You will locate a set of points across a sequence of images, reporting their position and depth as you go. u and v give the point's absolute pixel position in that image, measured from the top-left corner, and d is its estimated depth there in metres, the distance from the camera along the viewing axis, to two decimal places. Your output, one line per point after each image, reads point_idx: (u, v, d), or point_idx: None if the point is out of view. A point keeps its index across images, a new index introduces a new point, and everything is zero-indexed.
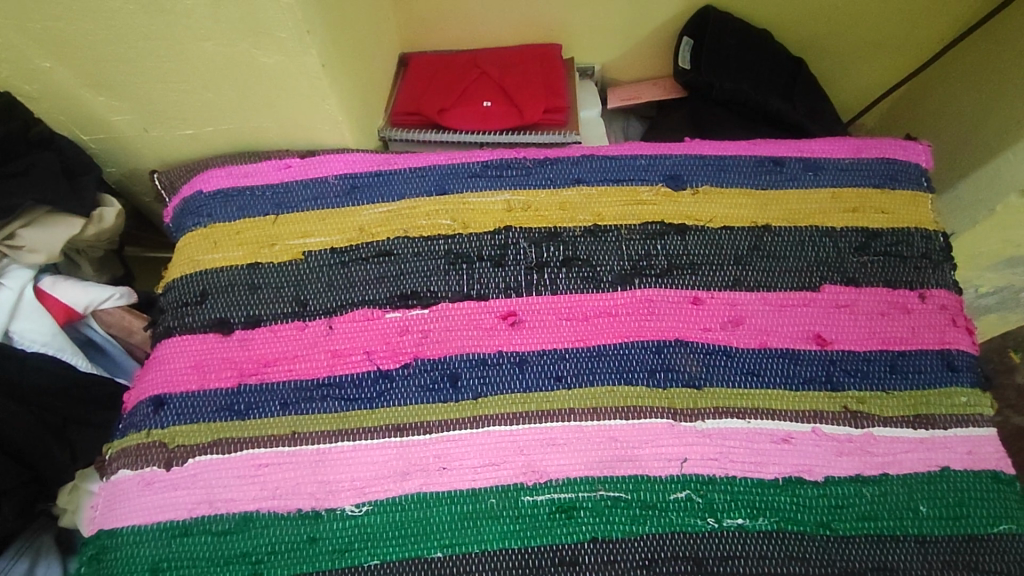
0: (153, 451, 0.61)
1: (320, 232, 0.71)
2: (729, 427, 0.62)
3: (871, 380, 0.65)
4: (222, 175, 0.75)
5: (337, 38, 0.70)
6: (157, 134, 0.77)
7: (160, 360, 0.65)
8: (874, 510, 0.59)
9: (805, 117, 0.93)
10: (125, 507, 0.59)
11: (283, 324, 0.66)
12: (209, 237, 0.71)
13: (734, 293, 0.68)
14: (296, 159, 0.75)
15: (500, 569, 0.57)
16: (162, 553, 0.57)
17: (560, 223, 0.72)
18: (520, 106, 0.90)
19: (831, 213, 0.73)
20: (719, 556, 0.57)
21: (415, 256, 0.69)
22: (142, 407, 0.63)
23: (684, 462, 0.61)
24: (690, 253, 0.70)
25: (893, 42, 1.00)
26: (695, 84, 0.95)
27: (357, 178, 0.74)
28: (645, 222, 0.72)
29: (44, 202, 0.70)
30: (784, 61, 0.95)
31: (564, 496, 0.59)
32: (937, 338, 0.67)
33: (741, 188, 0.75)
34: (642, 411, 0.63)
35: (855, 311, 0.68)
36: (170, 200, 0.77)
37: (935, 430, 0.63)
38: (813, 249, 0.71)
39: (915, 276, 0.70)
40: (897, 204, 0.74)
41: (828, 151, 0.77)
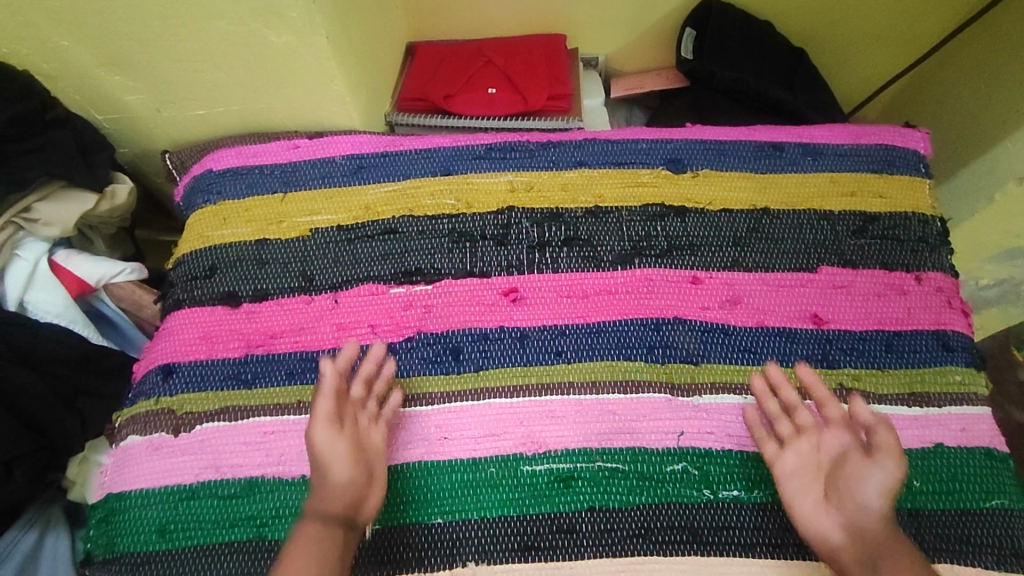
0: (162, 417, 0.62)
1: (327, 210, 0.72)
2: (725, 402, 0.63)
3: (866, 359, 0.66)
4: (232, 154, 0.76)
5: (346, 21, 0.72)
6: (169, 115, 0.79)
7: (170, 331, 0.67)
8: None
9: (806, 107, 0.94)
10: (134, 470, 0.61)
11: (290, 298, 0.67)
12: (219, 214, 0.73)
13: (733, 273, 0.69)
14: (304, 140, 0.77)
15: (500, 536, 0.58)
16: (170, 515, 0.58)
17: (562, 203, 0.73)
18: (524, 93, 0.92)
19: (829, 197, 0.74)
20: (715, 526, 0.58)
21: (420, 234, 0.71)
22: (152, 375, 0.65)
23: (681, 435, 0.62)
24: (690, 234, 0.71)
25: (894, 34, 1.01)
26: (697, 74, 0.97)
27: (363, 158, 0.75)
28: (645, 203, 0.73)
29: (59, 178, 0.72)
30: (785, 52, 0.97)
31: (563, 466, 0.60)
32: (933, 319, 0.68)
33: (740, 172, 0.76)
34: (640, 386, 0.64)
35: (852, 292, 0.69)
36: (181, 178, 0.79)
37: (929, 407, 0.64)
38: (811, 231, 0.72)
39: (912, 258, 0.71)
40: (895, 189, 0.75)
41: (827, 136, 0.78)
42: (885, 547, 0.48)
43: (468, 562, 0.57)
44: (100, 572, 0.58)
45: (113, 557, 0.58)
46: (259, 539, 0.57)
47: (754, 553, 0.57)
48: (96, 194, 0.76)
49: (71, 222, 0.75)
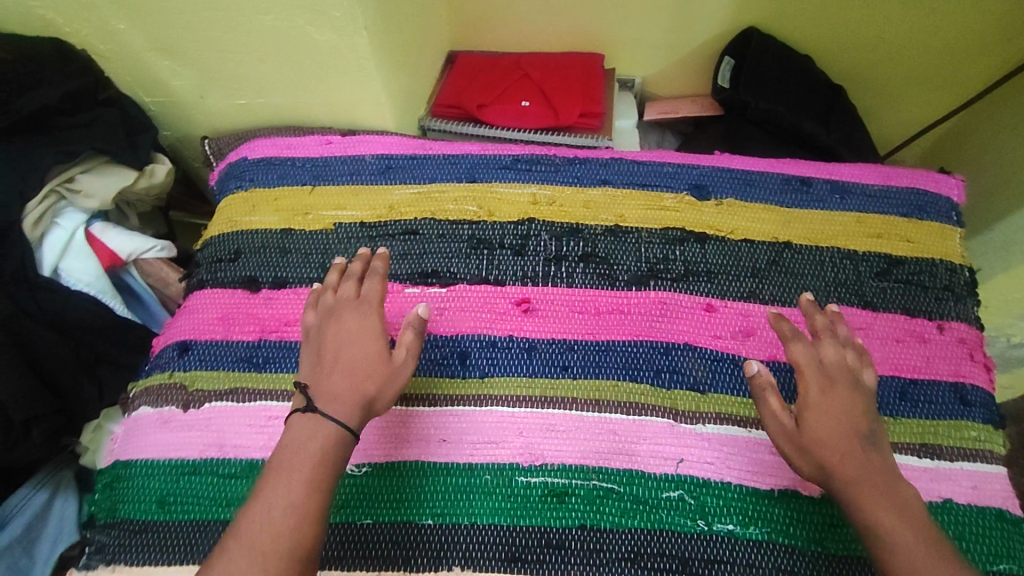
0: (174, 392, 0.64)
1: (352, 207, 0.74)
2: (728, 433, 0.62)
3: (879, 404, 0.64)
4: (268, 145, 0.79)
5: (388, 25, 0.74)
6: (211, 102, 0.82)
7: (190, 310, 0.69)
8: None
9: (840, 145, 0.93)
10: (142, 440, 0.63)
11: (307, 288, 0.69)
12: (248, 200, 0.75)
13: (748, 304, 0.69)
14: (337, 136, 0.79)
15: (488, 544, 0.58)
16: (172, 487, 0.60)
17: (582, 220, 0.73)
18: (557, 107, 0.91)
19: (853, 237, 0.73)
20: (707, 558, 0.57)
21: (440, 238, 0.72)
22: (169, 350, 0.67)
23: (680, 462, 0.61)
24: (708, 262, 0.71)
25: (937, 79, 0.99)
26: (731, 103, 0.97)
27: (392, 159, 0.77)
28: (665, 226, 0.73)
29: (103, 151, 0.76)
30: (823, 88, 0.96)
31: (558, 480, 0.60)
32: (952, 371, 0.66)
33: (765, 204, 0.75)
34: (643, 408, 0.63)
35: (869, 335, 0.67)
36: (216, 164, 0.82)
37: (940, 460, 0.62)
38: (832, 270, 0.71)
39: (935, 306, 0.69)
40: (923, 235, 0.73)
41: (858, 175, 0.78)
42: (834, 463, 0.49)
43: (454, 566, 0.57)
44: (100, 535, 0.59)
45: (114, 522, 0.59)
46: None
47: None
48: (134, 170, 0.79)
49: (110, 194, 0.77)
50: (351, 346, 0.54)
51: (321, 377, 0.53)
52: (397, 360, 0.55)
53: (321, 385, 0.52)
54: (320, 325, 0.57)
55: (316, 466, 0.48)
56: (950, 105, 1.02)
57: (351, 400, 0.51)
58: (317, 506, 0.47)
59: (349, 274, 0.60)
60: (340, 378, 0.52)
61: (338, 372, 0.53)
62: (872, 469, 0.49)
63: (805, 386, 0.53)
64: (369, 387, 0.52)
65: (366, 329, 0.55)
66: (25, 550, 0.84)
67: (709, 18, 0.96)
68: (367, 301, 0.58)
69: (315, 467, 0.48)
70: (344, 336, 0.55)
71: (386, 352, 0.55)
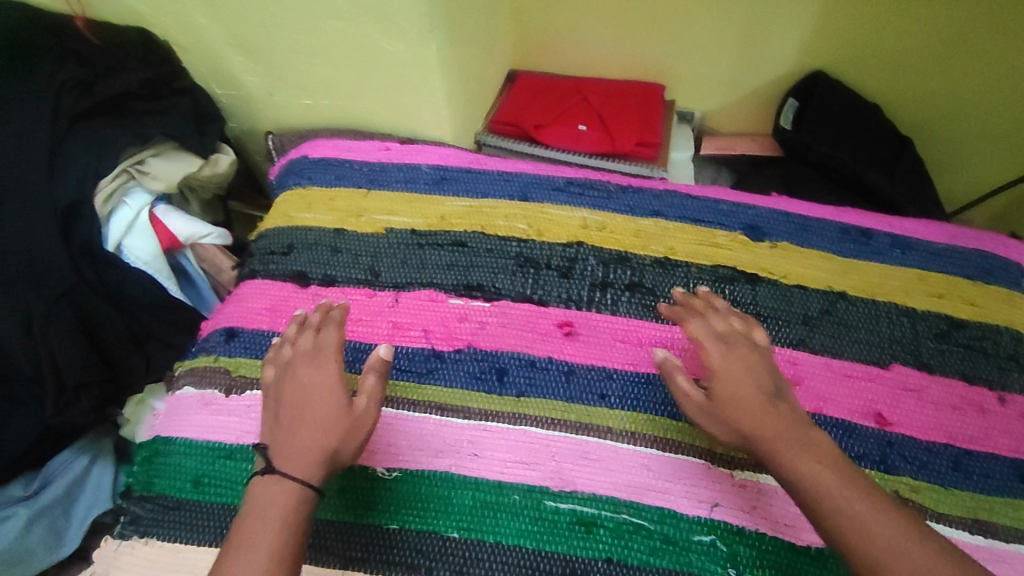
0: (217, 375, 0.66)
1: (405, 213, 0.75)
2: (767, 484, 0.60)
3: (930, 472, 0.61)
4: (328, 146, 0.81)
5: (458, 41, 0.76)
6: (278, 100, 0.84)
7: (241, 298, 0.71)
8: None
9: (903, 197, 0.90)
10: (183, 419, 0.64)
11: (353, 288, 0.70)
12: (305, 198, 0.77)
13: (797, 351, 0.67)
14: (396, 143, 0.80)
15: (510, 566, 0.57)
16: (206, 469, 0.61)
17: (631, 249, 0.73)
18: (613, 134, 0.90)
19: (912, 293, 0.70)
20: None
21: (487, 252, 0.72)
22: (217, 335, 0.69)
23: (715, 506, 0.59)
24: (758, 304, 0.69)
25: (1011, 139, 0.96)
26: (793, 146, 0.95)
27: (448, 171, 0.78)
28: (716, 264, 0.72)
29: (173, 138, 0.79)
30: (889, 139, 0.94)
31: (588, 509, 0.59)
32: (1011, 445, 0.62)
33: (820, 251, 0.74)
34: (680, 446, 0.62)
35: (923, 397, 0.64)
36: (279, 160, 0.85)
37: (994, 540, 0.58)
38: (888, 325, 0.68)
39: (997, 375, 0.66)
40: (988, 299, 0.70)
41: (919, 231, 0.76)
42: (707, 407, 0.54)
43: None
44: (136, 507, 0.61)
45: (149, 496, 0.61)
46: None
47: None
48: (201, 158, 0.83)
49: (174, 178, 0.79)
50: (309, 399, 0.53)
51: (282, 439, 0.51)
52: (358, 408, 0.53)
53: (280, 443, 0.50)
54: (278, 384, 0.55)
55: (281, 515, 0.46)
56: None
57: (311, 455, 0.49)
58: (288, 552, 0.45)
59: (307, 326, 0.60)
60: (299, 433, 0.51)
61: (299, 428, 0.51)
62: (786, 420, 0.51)
63: (707, 357, 0.57)
64: (327, 436, 0.50)
65: (326, 382, 0.54)
66: (65, 509, 0.90)
67: (774, 58, 0.95)
68: (325, 353, 0.57)
69: (286, 514, 0.47)
70: (305, 392, 0.53)
71: (346, 401, 0.53)
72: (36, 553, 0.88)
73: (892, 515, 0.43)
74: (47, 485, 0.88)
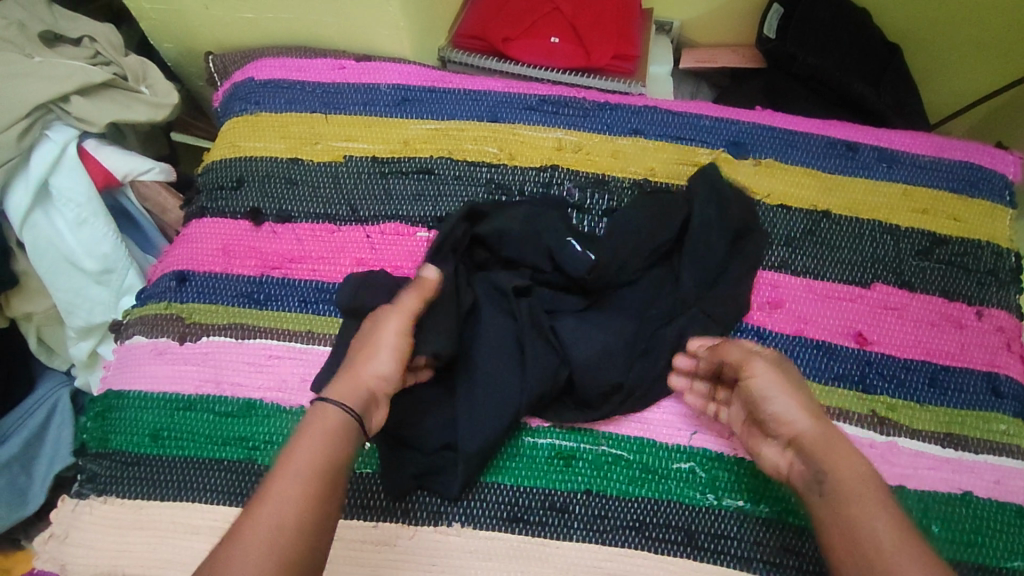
0: (171, 323, 0.62)
1: (364, 139, 0.69)
2: (927, 451, 0.60)
3: (906, 389, 0.62)
4: (276, 66, 0.72)
5: None
6: (215, 14, 0.72)
7: (188, 239, 0.66)
8: (979, 531, 0.57)
9: (893, 110, 0.83)
10: (136, 370, 0.61)
11: (311, 225, 0.65)
12: (254, 125, 0.70)
13: (780, 275, 0.65)
14: (351, 62, 0.72)
15: (499, 506, 0.57)
16: (618, 477, 0.58)
17: (608, 171, 0.68)
18: (590, 45, 0.83)
19: (897, 210, 0.68)
20: (713, 533, 0.56)
21: (455, 179, 0.67)
22: (166, 280, 0.64)
23: (965, 490, 0.58)
24: (840, 242, 0.67)
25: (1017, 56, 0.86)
26: (776, 55, 0.86)
27: (410, 91, 0.71)
28: (715, 182, 0.65)
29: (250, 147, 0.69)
30: (880, 45, 0.86)
31: (566, 444, 0.59)
32: (986, 360, 0.63)
33: (807, 168, 0.70)
34: (850, 417, 0.61)
35: (902, 316, 0.65)
36: (220, 84, 0.75)
37: (963, 452, 0.60)
38: (908, 240, 0.67)
39: (975, 292, 0.66)
40: (972, 214, 0.69)
41: (908, 144, 0.72)
42: (825, 460, 0.48)
43: (454, 522, 0.56)
44: (90, 463, 0.58)
45: (105, 452, 0.58)
46: (248, 461, 0.57)
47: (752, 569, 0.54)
48: (147, 107, 0.73)
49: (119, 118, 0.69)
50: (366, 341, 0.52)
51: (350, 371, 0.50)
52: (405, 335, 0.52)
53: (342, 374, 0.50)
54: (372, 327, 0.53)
55: (330, 446, 0.45)
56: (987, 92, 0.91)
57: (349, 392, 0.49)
58: (320, 486, 0.43)
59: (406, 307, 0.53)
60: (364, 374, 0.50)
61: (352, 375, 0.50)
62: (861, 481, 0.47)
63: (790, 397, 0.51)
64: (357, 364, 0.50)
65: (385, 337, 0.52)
66: (24, 466, 0.82)
67: None
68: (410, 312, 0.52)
69: (309, 451, 0.45)
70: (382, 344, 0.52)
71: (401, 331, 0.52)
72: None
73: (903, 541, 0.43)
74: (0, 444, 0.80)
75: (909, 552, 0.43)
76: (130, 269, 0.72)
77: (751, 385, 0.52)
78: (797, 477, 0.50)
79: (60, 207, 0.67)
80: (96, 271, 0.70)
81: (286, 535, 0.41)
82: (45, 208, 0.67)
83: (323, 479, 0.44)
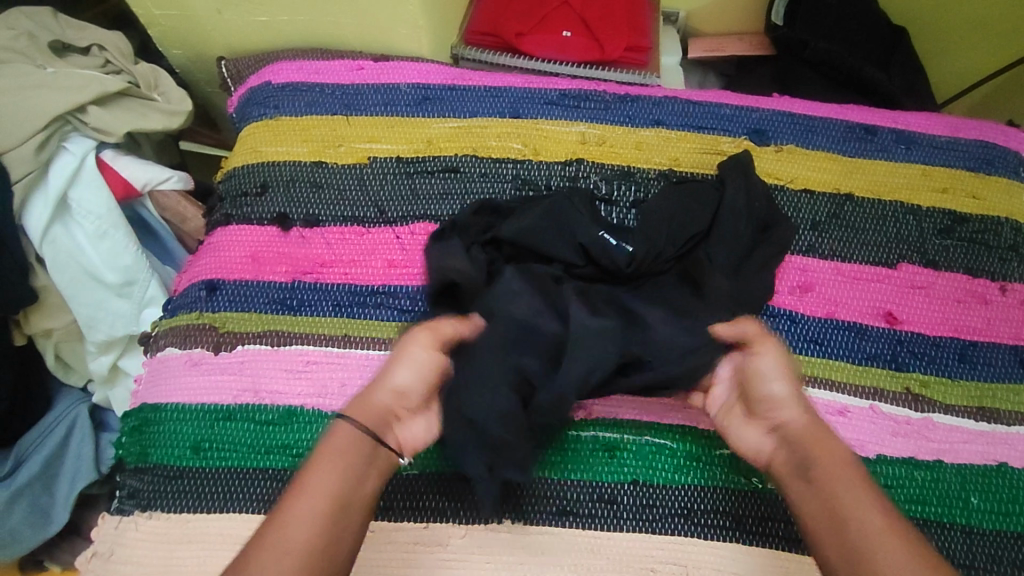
0: (204, 333, 0.61)
1: (387, 139, 0.68)
2: (963, 425, 0.61)
3: (937, 365, 0.63)
4: (292, 69, 0.72)
5: None
6: (229, 18, 0.71)
7: (215, 247, 0.65)
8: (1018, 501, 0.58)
9: (902, 92, 0.84)
10: (171, 383, 0.60)
11: (340, 228, 0.65)
12: (274, 129, 0.69)
13: (808, 258, 0.66)
14: (369, 62, 0.72)
15: (546, 501, 0.57)
16: (662, 466, 0.58)
17: (634, 163, 0.69)
18: (602, 38, 0.83)
19: (917, 190, 0.69)
20: (761, 516, 0.56)
21: (482, 177, 0.67)
22: (195, 290, 0.63)
23: (1002, 462, 0.59)
24: (863, 223, 0.68)
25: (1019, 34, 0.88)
26: (787, 42, 0.87)
27: (430, 90, 0.71)
28: (741, 170, 0.66)
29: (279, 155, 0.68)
30: (886, 28, 0.87)
31: (609, 436, 0.59)
32: (1012, 334, 0.64)
33: (827, 152, 0.71)
34: (886, 395, 0.61)
35: (929, 294, 0.65)
36: (236, 89, 0.74)
37: (996, 424, 0.61)
38: (930, 219, 0.68)
39: (998, 267, 0.67)
40: (990, 191, 0.70)
41: (924, 126, 0.73)
42: (810, 451, 0.48)
43: (503, 519, 0.56)
44: (131, 479, 0.58)
45: (146, 467, 0.58)
46: (294, 469, 0.56)
47: (800, 550, 0.55)
48: (163, 115, 0.72)
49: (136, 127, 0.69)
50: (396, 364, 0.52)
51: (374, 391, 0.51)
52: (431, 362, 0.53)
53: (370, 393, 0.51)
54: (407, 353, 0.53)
55: (352, 466, 0.46)
56: (991, 70, 0.92)
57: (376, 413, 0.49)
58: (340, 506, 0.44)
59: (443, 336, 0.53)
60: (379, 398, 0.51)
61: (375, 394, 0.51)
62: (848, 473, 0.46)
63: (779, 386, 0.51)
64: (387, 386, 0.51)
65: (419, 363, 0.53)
66: (45, 486, 0.80)
67: None
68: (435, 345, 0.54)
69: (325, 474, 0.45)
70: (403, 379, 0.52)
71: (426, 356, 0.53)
72: (21, 534, 0.79)
73: (888, 535, 0.42)
74: (21, 464, 0.78)
75: (897, 542, 0.42)
76: (152, 279, 0.70)
77: (752, 375, 0.52)
78: (781, 465, 0.49)
79: (81, 221, 0.66)
80: (117, 284, 0.68)
81: (319, 551, 0.42)
82: (64, 222, 0.65)
83: (339, 499, 0.44)
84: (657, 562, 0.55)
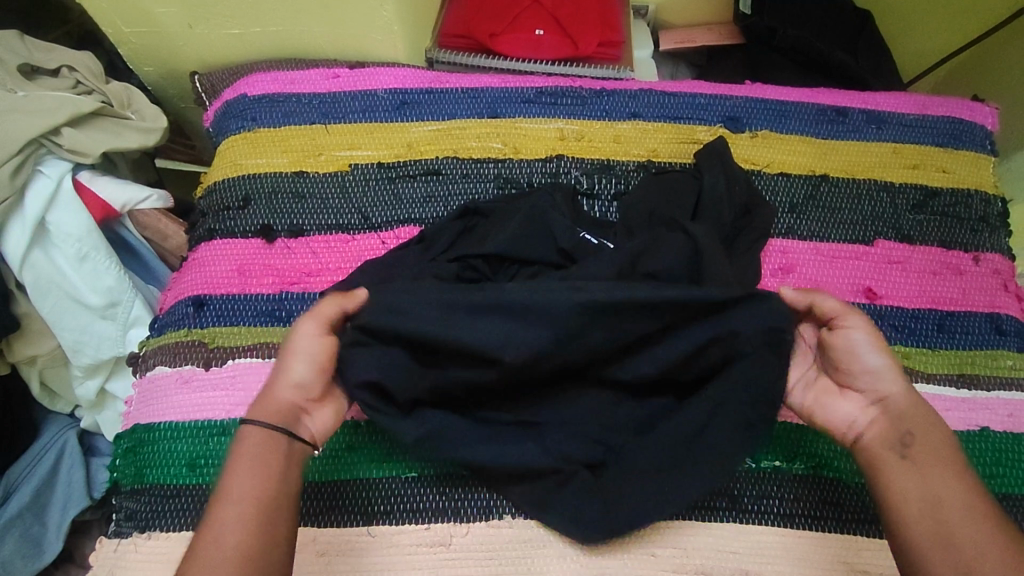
0: (193, 350, 0.61)
1: (367, 145, 0.69)
2: (944, 393, 0.62)
3: (917, 336, 0.65)
4: (268, 80, 0.71)
5: None
6: (202, 33, 0.70)
7: (199, 263, 0.65)
8: (1000, 462, 0.60)
9: (868, 74, 0.86)
10: (163, 401, 0.59)
11: (326, 237, 0.65)
12: (253, 141, 0.69)
13: (788, 240, 0.67)
14: (345, 69, 0.72)
15: None
16: None
17: (613, 155, 0.70)
18: (575, 34, 0.84)
19: (889, 167, 0.71)
20: (756, 495, 0.57)
21: (464, 177, 0.67)
22: (182, 307, 0.63)
23: (983, 426, 0.61)
24: (839, 202, 0.69)
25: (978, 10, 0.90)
26: (756, 30, 0.89)
27: (407, 94, 0.71)
28: (719, 157, 0.67)
29: (259, 166, 0.68)
30: (850, 11, 0.89)
31: None
32: (987, 302, 0.66)
33: (800, 135, 0.72)
34: None
35: (907, 268, 0.67)
36: (212, 104, 0.74)
37: (977, 390, 0.63)
38: (903, 195, 0.70)
39: (970, 238, 0.69)
40: (957, 165, 0.72)
41: (894, 105, 0.75)
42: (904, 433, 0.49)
43: (503, 516, 0.56)
44: (128, 501, 0.57)
45: (142, 488, 0.57)
46: None
47: (795, 525, 0.56)
48: (137, 133, 0.71)
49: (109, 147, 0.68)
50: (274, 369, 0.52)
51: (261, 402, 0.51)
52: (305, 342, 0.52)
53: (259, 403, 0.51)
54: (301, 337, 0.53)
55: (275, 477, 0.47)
56: (953, 47, 0.95)
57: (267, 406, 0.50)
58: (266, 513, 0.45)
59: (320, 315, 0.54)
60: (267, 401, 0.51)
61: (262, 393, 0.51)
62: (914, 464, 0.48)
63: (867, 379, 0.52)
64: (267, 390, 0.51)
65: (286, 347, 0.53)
66: (37, 516, 0.78)
67: None
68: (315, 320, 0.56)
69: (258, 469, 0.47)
70: (306, 344, 0.52)
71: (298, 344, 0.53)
72: (13, 566, 0.77)
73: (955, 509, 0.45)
74: (12, 494, 0.77)
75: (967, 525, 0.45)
76: (136, 299, 0.69)
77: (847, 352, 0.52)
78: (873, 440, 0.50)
79: (59, 245, 0.64)
80: (102, 306, 0.67)
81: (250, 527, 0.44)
82: (43, 246, 0.64)
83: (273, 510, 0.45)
84: (658, 547, 0.55)
